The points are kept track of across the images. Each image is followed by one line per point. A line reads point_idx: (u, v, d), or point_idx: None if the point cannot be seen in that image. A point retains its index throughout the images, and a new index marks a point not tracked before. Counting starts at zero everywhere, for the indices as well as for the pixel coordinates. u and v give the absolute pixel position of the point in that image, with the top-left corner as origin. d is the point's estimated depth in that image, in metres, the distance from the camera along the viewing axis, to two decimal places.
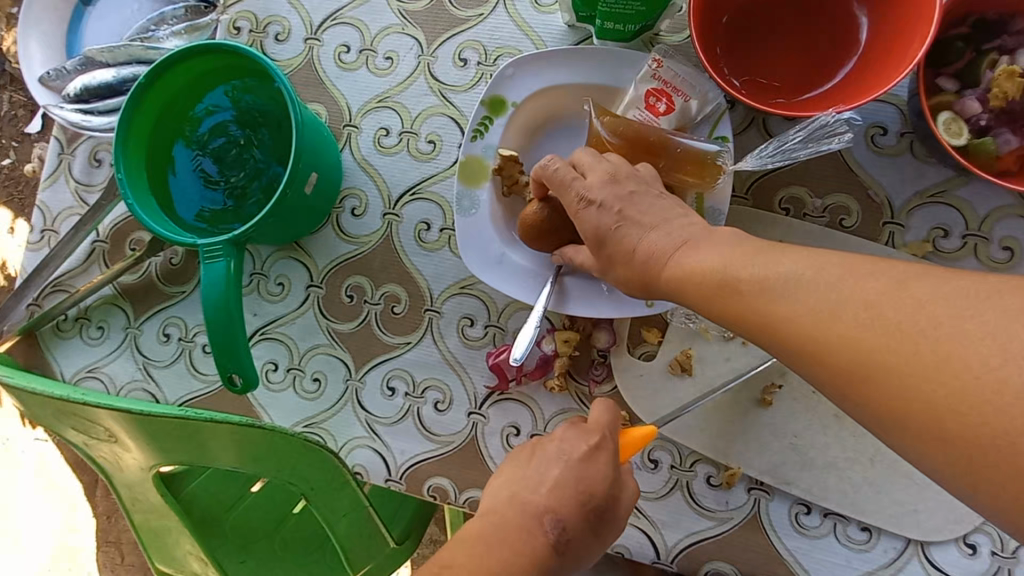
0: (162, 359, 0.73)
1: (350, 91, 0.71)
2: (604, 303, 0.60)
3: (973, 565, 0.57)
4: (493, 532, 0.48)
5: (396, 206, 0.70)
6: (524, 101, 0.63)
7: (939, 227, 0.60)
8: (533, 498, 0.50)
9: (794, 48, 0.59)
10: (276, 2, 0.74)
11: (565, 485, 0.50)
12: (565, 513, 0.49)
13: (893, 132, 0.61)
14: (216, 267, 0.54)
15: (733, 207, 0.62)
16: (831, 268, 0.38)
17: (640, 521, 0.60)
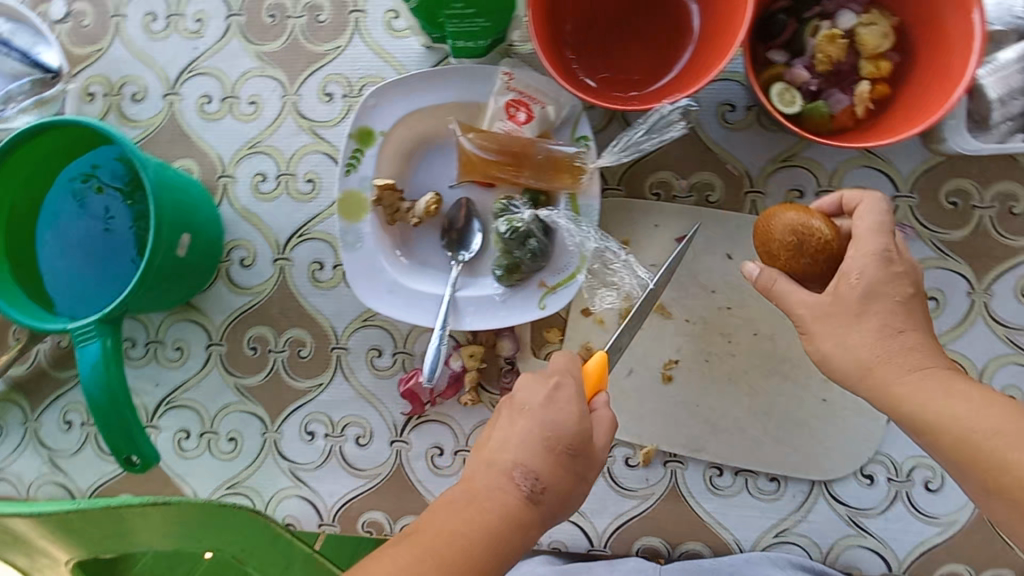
0: (68, 448, 0.70)
1: (219, 142, 0.70)
2: (500, 310, 0.62)
3: (871, 493, 0.63)
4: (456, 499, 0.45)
5: (285, 250, 0.69)
6: (391, 129, 0.63)
7: (794, 189, 0.64)
8: (504, 454, 0.47)
9: (640, 42, 0.62)
10: (127, 61, 0.71)
11: (534, 435, 0.47)
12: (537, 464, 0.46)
13: (741, 108, 0.64)
14: (91, 348, 0.54)
15: (607, 200, 0.65)
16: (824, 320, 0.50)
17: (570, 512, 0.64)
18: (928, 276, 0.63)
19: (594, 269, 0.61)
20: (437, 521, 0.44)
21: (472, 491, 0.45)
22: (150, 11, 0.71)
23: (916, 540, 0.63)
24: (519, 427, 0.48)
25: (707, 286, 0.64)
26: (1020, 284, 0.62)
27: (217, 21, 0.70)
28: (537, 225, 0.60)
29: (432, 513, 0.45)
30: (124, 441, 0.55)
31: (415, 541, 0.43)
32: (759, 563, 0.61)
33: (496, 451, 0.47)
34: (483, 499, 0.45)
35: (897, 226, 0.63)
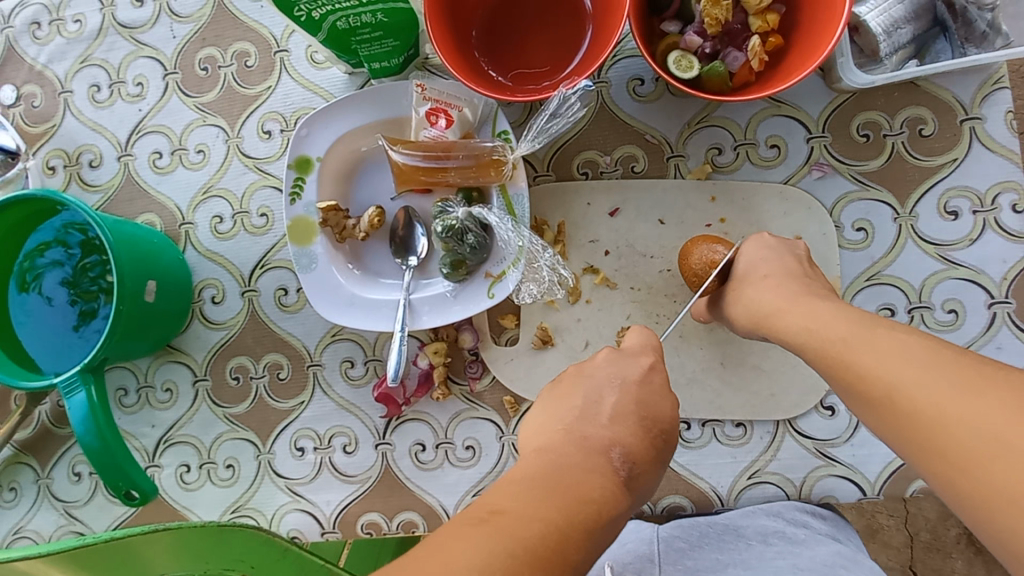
0: (80, 498, 0.75)
1: (175, 192, 0.75)
2: (453, 306, 0.66)
3: (835, 423, 0.64)
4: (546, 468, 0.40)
5: (251, 282, 0.73)
6: (327, 154, 0.68)
7: (713, 147, 0.67)
8: (597, 430, 0.44)
9: (542, 34, 0.65)
10: (80, 132, 0.76)
11: (627, 410, 0.46)
12: (629, 441, 0.44)
13: (649, 80, 0.68)
14: (79, 398, 0.59)
15: (539, 186, 0.68)
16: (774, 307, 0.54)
17: None
18: (854, 208, 0.65)
19: (530, 253, 0.64)
20: (523, 496, 0.37)
21: (563, 468, 0.40)
22: (94, 82, 0.76)
23: (883, 463, 0.63)
24: (605, 408, 0.47)
25: (645, 252, 0.67)
26: (941, 203, 0.64)
27: (155, 81, 0.75)
28: (472, 222, 0.63)
29: (515, 492, 0.38)
30: (120, 478, 0.59)
31: (499, 524, 0.35)
32: (752, 514, 0.62)
33: (584, 429, 0.44)
34: (581, 475, 0.39)
35: (815, 165, 0.65)
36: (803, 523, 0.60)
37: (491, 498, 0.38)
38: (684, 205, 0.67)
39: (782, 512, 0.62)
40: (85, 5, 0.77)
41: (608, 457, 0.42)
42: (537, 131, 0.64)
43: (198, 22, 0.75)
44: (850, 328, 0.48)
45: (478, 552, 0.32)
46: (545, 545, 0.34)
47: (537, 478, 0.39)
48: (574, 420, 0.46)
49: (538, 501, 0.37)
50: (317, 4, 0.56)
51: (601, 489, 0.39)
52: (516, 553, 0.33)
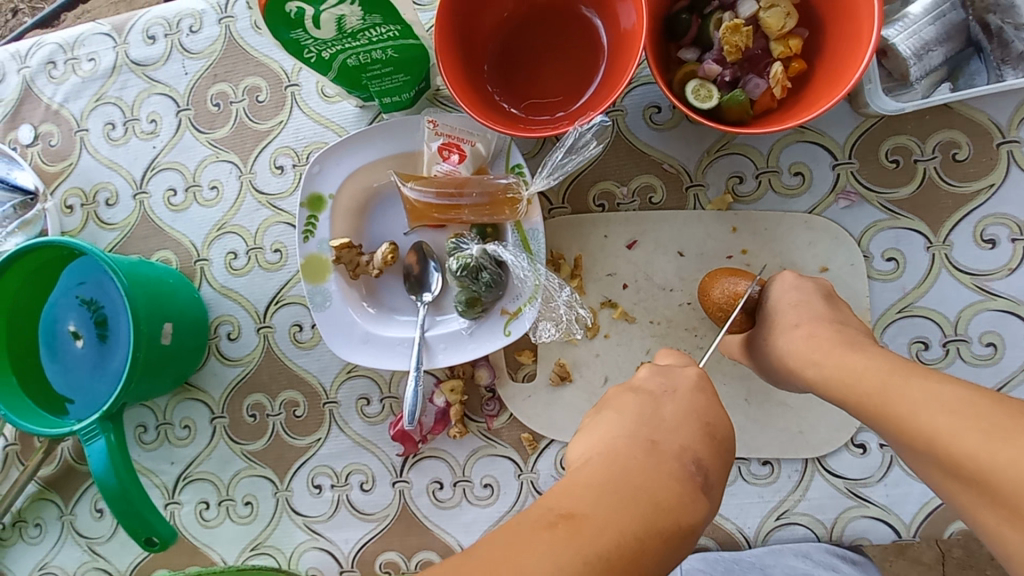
0: (103, 534, 0.75)
1: (190, 229, 0.75)
2: (468, 344, 0.65)
3: (867, 462, 0.62)
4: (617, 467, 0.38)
5: (266, 318, 0.73)
6: (339, 190, 0.67)
7: (734, 175, 0.65)
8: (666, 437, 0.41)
9: (555, 66, 0.64)
10: (95, 169, 0.77)
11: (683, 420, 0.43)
12: (701, 450, 0.41)
13: (666, 108, 0.66)
14: (98, 445, 0.59)
15: (555, 219, 0.67)
16: (816, 350, 0.52)
17: None
18: (884, 237, 0.62)
19: (547, 290, 0.63)
20: (591, 500, 0.35)
21: (631, 472, 0.38)
22: (109, 120, 0.77)
23: (919, 503, 0.61)
24: (666, 416, 0.44)
25: (664, 285, 0.65)
26: (978, 230, 0.61)
27: (169, 118, 0.75)
28: (487, 259, 0.62)
29: (584, 493, 0.36)
30: (141, 523, 0.59)
31: (571, 529, 0.33)
32: (780, 553, 0.60)
33: (655, 434, 0.41)
34: (651, 476, 0.37)
35: (842, 194, 0.63)
36: (832, 567, 0.58)
37: (559, 500, 0.36)
38: (704, 237, 0.65)
39: (810, 552, 0.60)
40: (98, 43, 0.77)
41: (682, 463, 0.39)
42: (551, 166, 0.63)
43: (209, 58, 0.75)
44: (884, 370, 0.47)
45: (548, 564, 0.31)
46: (618, 552, 0.33)
47: (611, 480, 0.37)
48: (636, 427, 0.42)
49: (611, 508, 0.35)
50: (327, 45, 0.56)
51: (674, 491, 0.37)
52: (589, 561, 0.32)
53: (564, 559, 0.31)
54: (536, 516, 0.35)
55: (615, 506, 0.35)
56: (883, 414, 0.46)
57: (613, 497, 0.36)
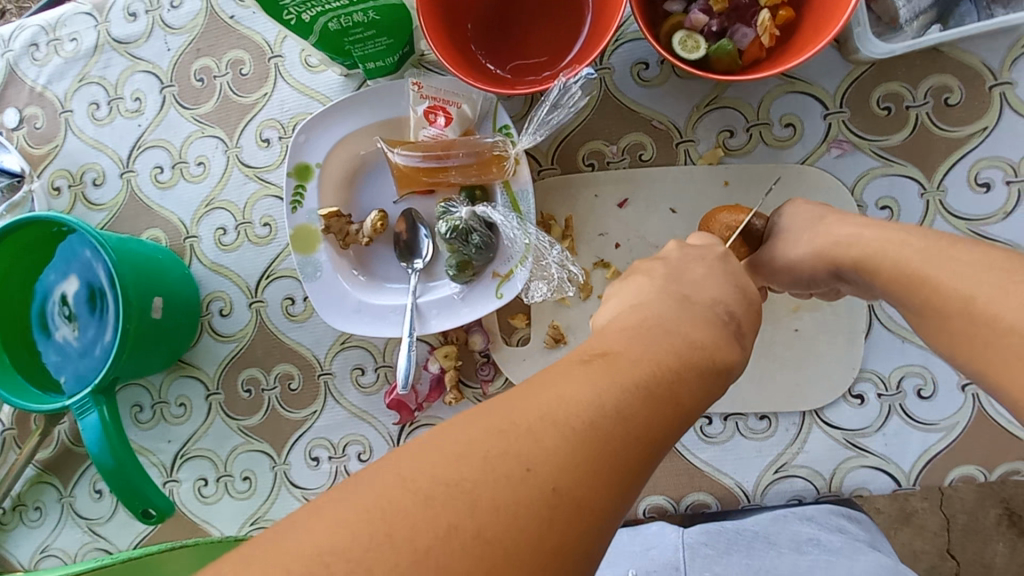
0: (102, 515, 0.75)
1: (177, 206, 0.74)
2: (460, 308, 0.64)
3: (865, 412, 0.61)
4: (644, 328, 0.38)
5: (257, 292, 0.72)
6: (326, 159, 0.66)
7: (725, 129, 0.64)
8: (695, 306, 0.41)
9: (541, 25, 0.64)
10: (82, 151, 0.76)
11: None
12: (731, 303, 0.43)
13: (654, 64, 0.65)
14: (91, 417, 0.59)
15: (545, 180, 0.66)
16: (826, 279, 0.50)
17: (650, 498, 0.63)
18: (877, 185, 0.61)
19: (538, 249, 0.62)
20: (631, 343, 0.36)
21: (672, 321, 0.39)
22: (93, 100, 0.76)
23: (918, 452, 0.60)
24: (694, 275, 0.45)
25: (658, 244, 0.65)
26: (972, 174, 0.60)
27: (153, 95, 0.75)
28: (476, 221, 0.62)
29: (622, 338, 0.37)
30: (135, 494, 0.59)
31: (607, 363, 0.34)
32: (785, 520, 0.58)
33: (683, 291, 0.43)
34: (687, 322, 0.39)
35: (834, 142, 0.62)
36: (838, 528, 0.56)
37: (597, 343, 0.37)
38: (696, 194, 0.64)
39: (815, 516, 0.58)
40: (80, 23, 0.77)
41: (715, 312, 0.41)
42: (537, 124, 0.62)
43: (191, 33, 0.74)
44: (915, 259, 0.44)
45: (590, 387, 0.32)
46: (658, 383, 0.33)
47: (633, 329, 0.38)
48: (665, 282, 0.44)
49: (649, 347, 0.36)
50: (306, 6, 0.55)
51: (710, 337, 0.38)
52: (629, 386, 0.32)
53: (599, 386, 0.32)
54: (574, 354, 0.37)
55: (596, 420, 0.30)
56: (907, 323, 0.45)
57: (601, 414, 0.31)
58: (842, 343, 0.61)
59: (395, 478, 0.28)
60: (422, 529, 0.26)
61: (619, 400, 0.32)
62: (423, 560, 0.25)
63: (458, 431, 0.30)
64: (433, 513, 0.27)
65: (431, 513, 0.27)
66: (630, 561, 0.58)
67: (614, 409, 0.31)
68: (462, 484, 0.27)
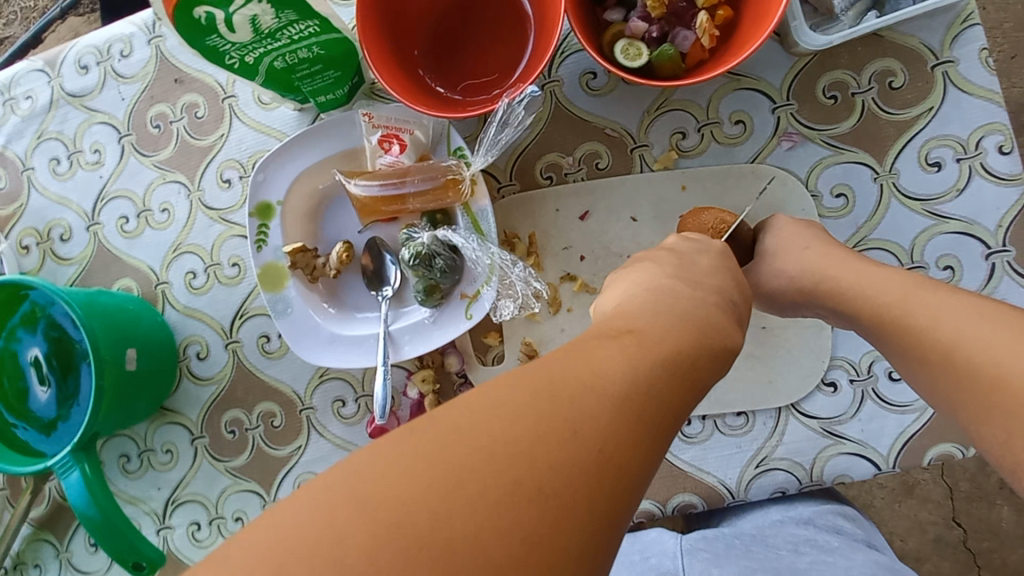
0: (100, 567, 0.75)
1: (147, 253, 0.74)
2: (432, 332, 0.65)
3: (840, 400, 0.61)
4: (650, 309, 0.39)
5: (232, 333, 0.73)
6: (287, 196, 0.67)
7: (677, 131, 0.64)
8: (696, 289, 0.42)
9: (486, 44, 0.64)
10: (47, 207, 0.77)
11: None
12: (735, 290, 0.44)
13: (601, 73, 0.66)
14: (73, 475, 0.59)
15: (505, 197, 0.67)
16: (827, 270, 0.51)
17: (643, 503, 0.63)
18: (831, 174, 0.62)
19: (502, 269, 0.63)
20: (653, 322, 0.37)
21: (672, 304, 0.40)
22: (54, 156, 0.76)
23: (895, 434, 0.60)
24: (702, 265, 0.46)
25: (622, 252, 0.65)
26: (923, 154, 0.61)
27: (112, 145, 0.75)
28: (439, 245, 0.62)
29: (643, 316, 0.38)
30: (124, 549, 0.59)
31: (635, 338, 0.35)
32: (781, 523, 0.59)
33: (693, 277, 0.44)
34: (694, 305, 0.40)
35: (784, 136, 0.62)
36: (835, 529, 0.58)
37: (619, 321, 0.37)
38: (654, 199, 0.65)
39: (813, 518, 0.59)
40: (33, 81, 0.77)
41: (720, 295, 0.42)
42: (489, 143, 0.63)
43: (144, 81, 0.74)
44: (901, 291, 0.47)
45: (625, 358, 0.32)
46: (681, 358, 0.34)
47: (650, 309, 0.39)
48: (675, 271, 0.44)
49: (669, 326, 0.37)
50: (247, 49, 0.55)
51: (719, 317, 0.39)
52: (657, 360, 0.33)
53: (633, 356, 0.33)
54: (598, 330, 0.37)
55: (632, 392, 0.31)
56: (892, 321, 0.47)
57: (636, 386, 0.31)
58: (811, 333, 0.62)
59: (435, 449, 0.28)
60: (491, 482, 0.26)
61: (650, 373, 0.32)
62: (486, 514, 0.26)
63: (508, 391, 0.30)
64: (496, 468, 0.27)
65: (493, 468, 0.27)
66: (629, 569, 0.60)
67: (647, 380, 0.32)
68: (521, 442, 0.27)
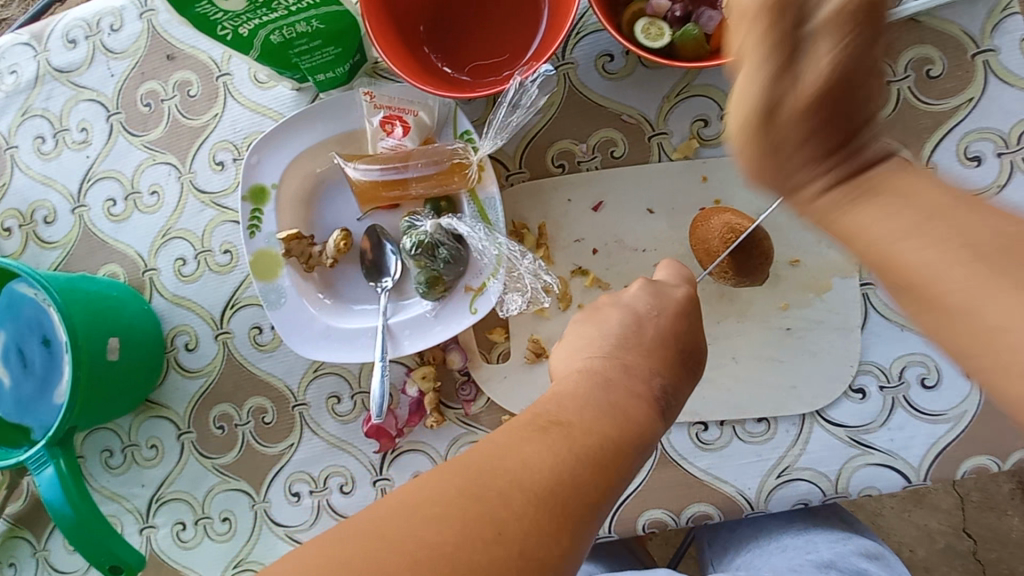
0: (79, 567, 0.72)
1: (134, 239, 0.70)
2: (433, 326, 0.61)
3: (868, 407, 0.58)
4: (595, 394, 0.39)
5: (223, 324, 0.69)
6: (281, 180, 0.63)
7: (698, 119, 0.61)
8: (635, 359, 0.43)
9: (497, 21, 0.60)
10: (31, 188, 0.73)
11: (661, 347, 0.44)
12: (667, 374, 0.43)
13: (619, 55, 0.62)
14: (48, 472, 0.56)
15: (514, 185, 0.63)
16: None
17: (653, 513, 0.59)
18: None
19: (510, 260, 0.59)
20: (577, 409, 0.37)
21: (609, 391, 0.39)
22: (38, 134, 0.73)
23: (926, 445, 0.56)
24: (647, 337, 0.45)
25: (637, 246, 0.61)
26: (962, 148, 0.57)
27: (99, 124, 0.71)
28: (443, 234, 0.59)
29: (571, 402, 0.38)
30: (100, 551, 0.55)
31: (562, 431, 0.35)
32: (804, 569, 0.61)
33: (624, 357, 0.43)
34: (622, 391, 0.39)
35: None
36: (858, 571, 0.61)
37: (545, 406, 0.37)
38: (673, 189, 0.61)
39: (835, 560, 0.62)
40: (19, 54, 0.73)
41: (649, 386, 0.41)
42: (496, 127, 0.59)
43: (134, 57, 0.71)
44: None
45: (547, 457, 0.33)
46: (606, 451, 0.35)
47: (578, 394, 0.39)
48: (613, 346, 0.44)
49: (596, 415, 0.37)
50: (241, 19, 0.51)
51: (645, 409, 0.39)
52: (580, 456, 0.34)
53: (553, 453, 0.33)
54: (525, 416, 0.37)
55: (557, 489, 0.32)
56: None
57: (558, 483, 0.32)
58: (838, 335, 0.58)
59: (389, 525, 0.30)
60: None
61: (571, 470, 0.33)
62: None
63: (438, 489, 0.31)
64: (419, 574, 0.28)
65: (417, 575, 0.28)
66: None
67: (569, 476, 0.33)
68: (446, 546, 0.29)
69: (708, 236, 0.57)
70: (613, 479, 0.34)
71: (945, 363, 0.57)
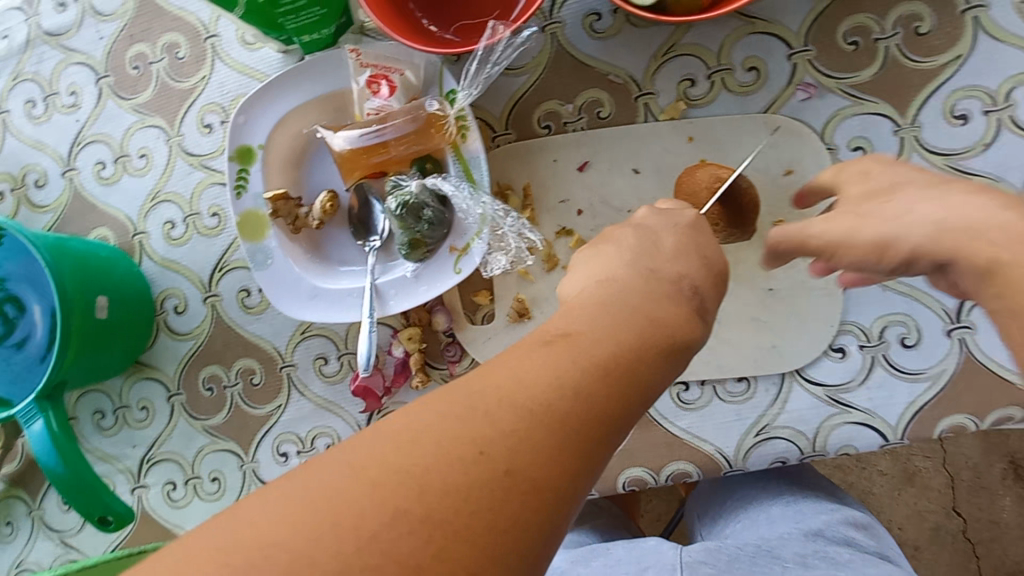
0: (73, 525, 0.73)
1: (124, 202, 0.71)
2: (418, 288, 0.61)
3: (849, 366, 0.58)
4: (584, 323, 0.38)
5: (212, 286, 0.69)
6: (269, 139, 0.63)
7: (685, 78, 0.60)
8: (660, 265, 0.40)
9: None
10: (23, 151, 0.73)
11: None
12: (699, 278, 0.40)
13: (607, 14, 0.61)
14: (37, 424, 0.56)
15: (499, 147, 0.63)
16: None
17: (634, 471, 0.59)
18: (848, 127, 0.58)
19: (493, 222, 0.59)
20: (587, 318, 0.34)
21: (623, 299, 0.37)
22: (30, 98, 0.73)
23: (905, 403, 0.57)
24: (664, 247, 0.42)
25: (622, 207, 0.61)
26: (949, 106, 0.56)
27: (89, 87, 0.71)
28: (428, 195, 0.59)
29: (582, 314, 0.35)
30: (88, 501, 0.56)
31: (569, 342, 0.33)
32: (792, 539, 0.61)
33: (652, 264, 0.40)
34: (650, 299, 0.36)
35: (800, 85, 0.58)
36: (846, 541, 0.60)
37: (556, 322, 0.35)
38: (659, 150, 0.61)
39: (823, 530, 0.61)
40: (10, 18, 0.73)
41: (667, 305, 0.39)
42: (473, 80, 0.59)
43: (123, 19, 0.71)
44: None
45: (549, 369, 0.31)
46: (616, 360, 0.32)
47: (590, 306, 0.36)
48: (634, 257, 0.41)
49: (608, 322, 0.34)
50: None
51: (670, 311, 0.36)
52: (588, 366, 0.31)
53: (555, 366, 0.31)
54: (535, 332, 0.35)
55: (557, 401, 0.30)
56: None
57: (558, 395, 0.30)
58: (821, 296, 0.58)
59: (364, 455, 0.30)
60: (378, 516, 0.26)
61: (576, 381, 0.31)
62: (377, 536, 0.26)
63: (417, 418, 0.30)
64: (385, 505, 0.26)
65: (377, 508, 0.26)
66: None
67: (573, 389, 0.30)
68: (418, 474, 0.27)
69: (694, 187, 0.59)
70: (627, 388, 0.32)
71: (927, 323, 0.57)
